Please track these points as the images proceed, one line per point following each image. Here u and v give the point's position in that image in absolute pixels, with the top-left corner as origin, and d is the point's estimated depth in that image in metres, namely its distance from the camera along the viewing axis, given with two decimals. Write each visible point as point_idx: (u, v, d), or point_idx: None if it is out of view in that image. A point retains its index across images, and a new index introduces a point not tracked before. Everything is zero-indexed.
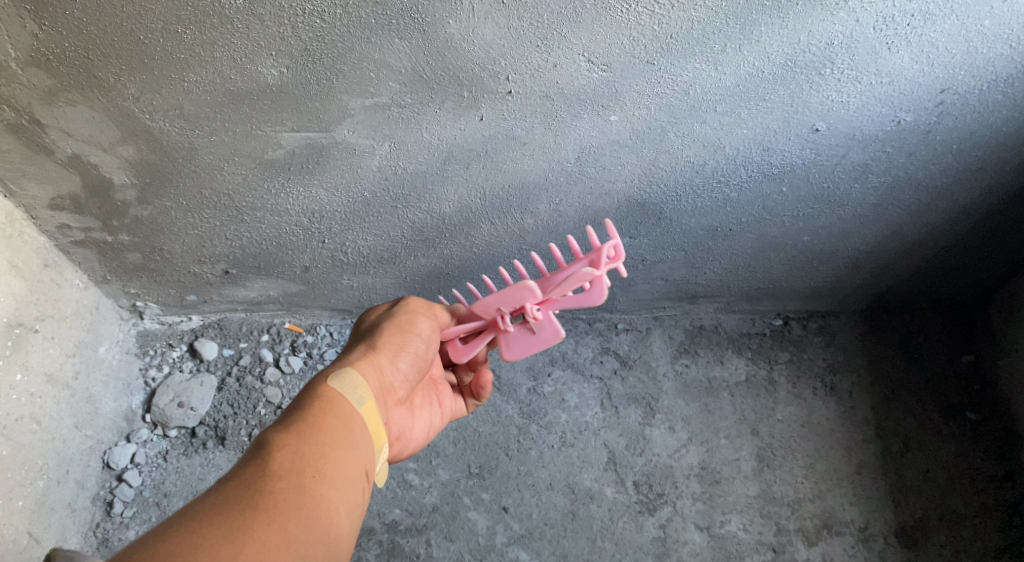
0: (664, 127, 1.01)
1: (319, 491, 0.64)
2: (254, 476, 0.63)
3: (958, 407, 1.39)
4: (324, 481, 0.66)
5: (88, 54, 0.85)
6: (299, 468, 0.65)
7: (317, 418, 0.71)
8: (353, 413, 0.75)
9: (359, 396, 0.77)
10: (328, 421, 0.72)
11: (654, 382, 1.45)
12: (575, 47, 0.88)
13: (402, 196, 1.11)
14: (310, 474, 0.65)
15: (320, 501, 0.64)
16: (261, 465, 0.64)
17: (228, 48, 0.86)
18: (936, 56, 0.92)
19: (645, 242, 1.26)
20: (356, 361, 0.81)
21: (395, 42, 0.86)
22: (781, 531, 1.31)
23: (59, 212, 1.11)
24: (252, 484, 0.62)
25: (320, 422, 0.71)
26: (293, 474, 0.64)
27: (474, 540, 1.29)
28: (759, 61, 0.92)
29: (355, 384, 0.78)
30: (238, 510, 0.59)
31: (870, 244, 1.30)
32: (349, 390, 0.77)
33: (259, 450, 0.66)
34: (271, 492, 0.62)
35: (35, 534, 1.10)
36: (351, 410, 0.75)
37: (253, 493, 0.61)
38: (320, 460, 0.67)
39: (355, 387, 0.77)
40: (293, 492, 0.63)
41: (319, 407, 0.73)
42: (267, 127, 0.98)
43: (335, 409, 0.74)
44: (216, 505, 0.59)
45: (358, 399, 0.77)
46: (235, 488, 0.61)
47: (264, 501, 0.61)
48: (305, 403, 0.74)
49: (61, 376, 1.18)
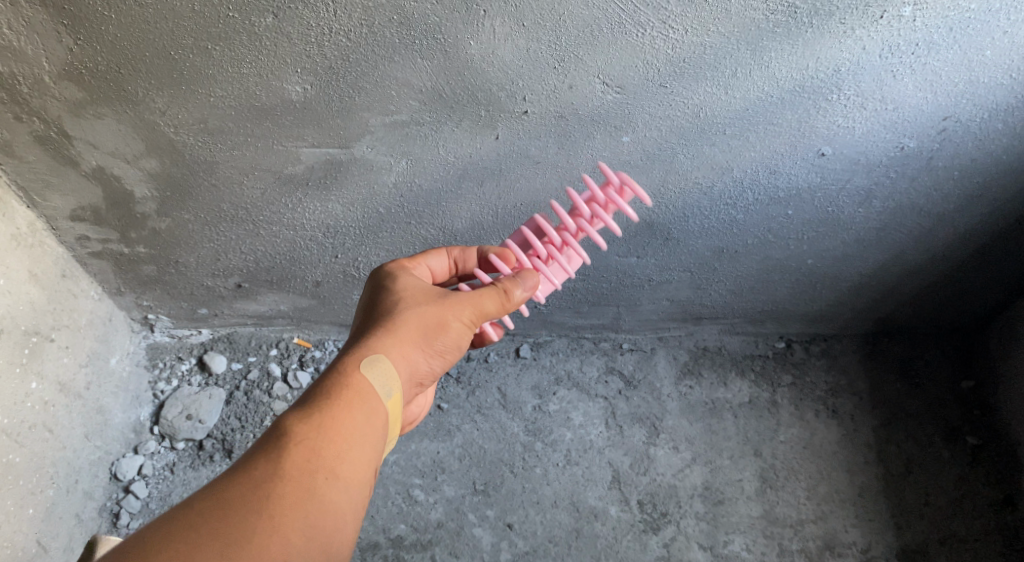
0: (674, 148, 1.04)
1: (330, 495, 0.64)
2: (265, 474, 0.63)
3: (959, 431, 1.41)
4: (336, 483, 0.65)
5: (120, 69, 0.88)
6: (312, 468, 0.64)
7: (340, 412, 0.69)
8: (379, 407, 0.73)
9: (387, 389, 0.74)
10: (351, 417, 0.69)
11: (658, 401, 1.46)
12: (591, 69, 0.92)
13: (415, 213, 1.14)
14: (323, 476, 0.65)
15: (329, 507, 0.64)
16: (274, 464, 0.63)
17: (256, 65, 0.89)
18: (939, 85, 0.96)
19: (652, 262, 1.28)
20: (393, 346, 0.76)
21: (418, 62, 0.89)
22: (784, 552, 1.31)
23: (79, 223, 1.13)
24: (260, 484, 0.62)
25: (343, 415, 0.69)
26: (305, 475, 0.64)
27: (478, 557, 1.29)
28: (768, 86, 0.95)
29: (386, 376, 0.74)
30: (241, 515, 0.60)
31: (872, 268, 1.33)
32: (378, 382, 0.74)
33: (275, 441, 0.66)
34: (279, 496, 0.62)
35: (42, 542, 1.10)
36: (377, 404, 0.73)
37: (258, 497, 0.61)
38: (335, 460, 0.66)
39: (384, 378, 0.74)
40: (301, 498, 0.63)
41: (346, 398, 0.70)
42: (289, 143, 1.00)
43: (360, 401, 0.71)
44: (219, 506, 0.60)
45: (385, 391, 0.74)
46: (243, 488, 0.62)
47: (267, 508, 0.61)
48: (331, 388, 0.71)
49: (74, 386, 1.18)
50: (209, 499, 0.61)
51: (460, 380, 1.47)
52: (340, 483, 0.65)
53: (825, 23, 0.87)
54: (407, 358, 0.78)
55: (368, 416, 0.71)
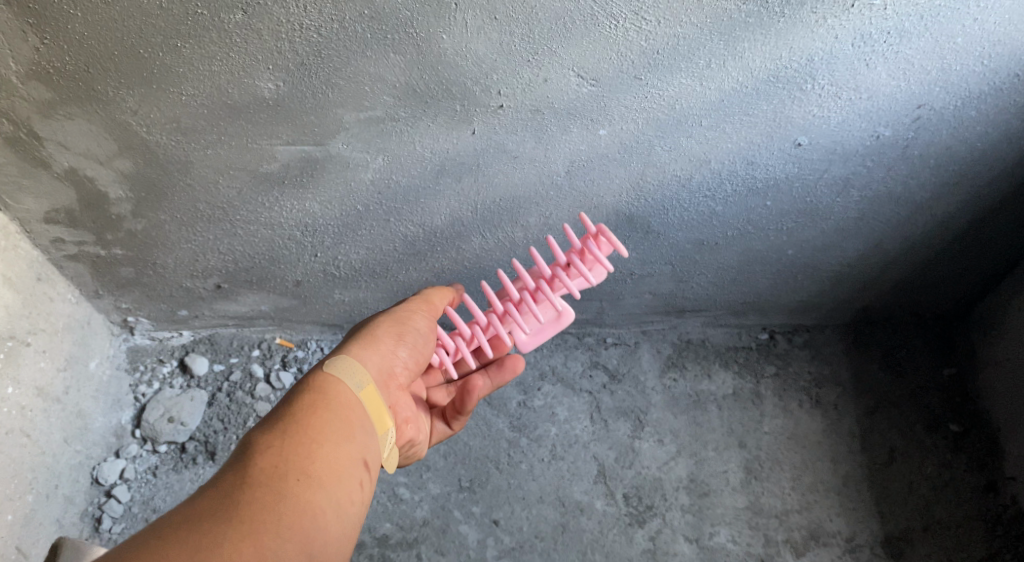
0: (651, 141, 1.05)
1: (303, 495, 0.63)
2: (232, 485, 0.62)
3: (941, 418, 1.42)
4: (309, 483, 0.65)
5: (89, 68, 0.87)
6: (281, 474, 0.64)
7: (306, 415, 0.70)
8: (351, 398, 0.75)
9: (359, 380, 0.78)
10: (320, 417, 0.71)
11: (643, 395, 1.46)
12: (565, 62, 0.91)
13: (394, 210, 1.14)
14: (293, 479, 0.64)
15: (304, 507, 0.63)
16: (240, 474, 0.63)
17: (227, 62, 0.88)
18: (912, 73, 0.96)
19: (633, 255, 1.29)
20: (357, 349, 0.83)
21: (390, 56, 0.89)
22: (770, 542, 1.32)
23: (53, 226, 1.11)
24: (226, 496, 0.61)
25: (310, 417, 0.70)
26: (273, 480, 0.63)
27: (464, 554, 1.29)
28: (742, 76, 0.95)
29: (352, 369, 0.78)
30: (209, 525, 0.58)
31: (852, 257, 1.34)
32: (348, 376, 0.77)
33: (240, 455, 0.65)
34: (248, 503, 0.60)
35: (22, 549, 1.08)
36: (347, 399, 0.75)
37: (225, 508, 0.60)
38: (305, 463, 0.66)
39: (354, 372, 0.78)
40: (272, 501, 0.61)
41: (312, 401, 0.72)
42: (264, 141, 1.00)
43: (329, 401, 0.73)
44: (185, 524, 0.58)
45: (358, 383, 0.78)
46: (209, 502, 0.60)
47: (236, 517, 0.59)
48: (296, 397, 0.73)
49: (52, 391, 1.17)
50: (174, 520, 0.59)
51: None
52: (313, 483, 0.65)
53: (797, 12, 0.88)
54: (374, 352, 0.84)
55: (338, 416, 0.72)
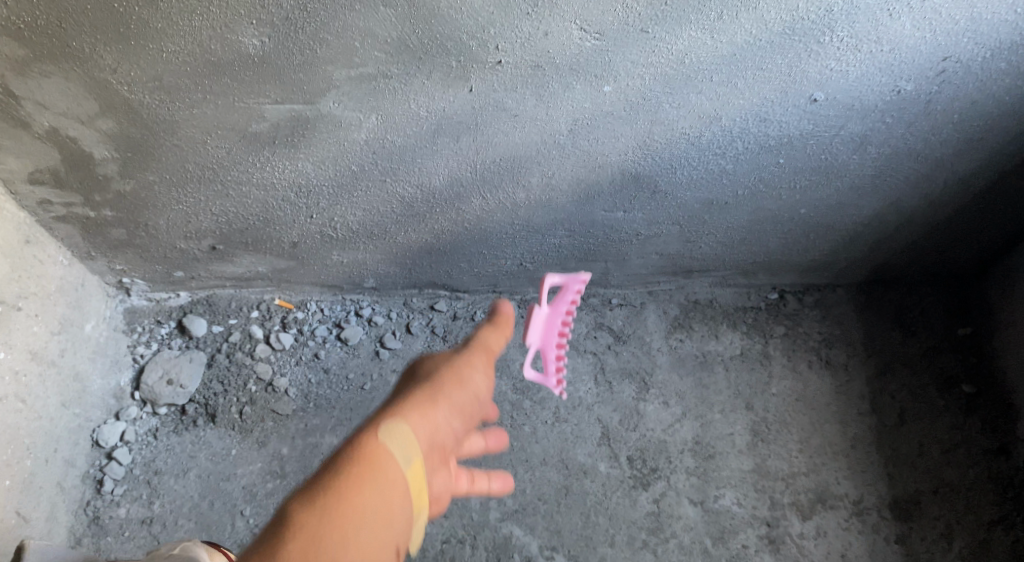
0: (659, 97, 0.99)
1: None
2: None
3: (954, 379, 1.39)
4: None
5: (62, 23, 0.82)
6: None
7: (345, 495, 0.57)
8: (398, 480, 0.61)
9: (408, 456, 0.62)
10: (360, 503, 0.57)
11: (648, 356, 1.42)
12: (568, 15, 0.86)
13: (390, 170, 1.09)
14: None
15: None
16: None
17: (208, 17, 0.83)
18: (938, 23, 0.90)
19: (640, 216, 1.24)
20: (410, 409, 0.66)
21: (380, 10, 0.84)
22: (775, 505, 1.30)
23: (39, 186, 1.08)
24: None
25: (350, 498, 0.57)
26: None
27: (468, 516, 1.26)
28: (756, 28, 0.89)
29: (406, 444, 0.63)
30: None
31: (867, 216, 1.28)
32: (398, 449, 0.62)
33: (266, 538, 0.53)
34: None
35: (23, 513, 1.09)
36: (394, 476, 0.60)
37: None
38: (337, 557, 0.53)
39: (405, 445, 0.63)
40: None
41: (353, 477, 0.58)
42: (250, 99, 0.95)
43: (373, 475, 0.59)
44: None
45: (406, 458, 0.62)
46: None
47: None
48: (336, 466, 0.59)
49: (47, 354, 1.16)
50: None
51: (446, 338, 1.41)
52: None
53: None
54: (429, 418, 0.67)
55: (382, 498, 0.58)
